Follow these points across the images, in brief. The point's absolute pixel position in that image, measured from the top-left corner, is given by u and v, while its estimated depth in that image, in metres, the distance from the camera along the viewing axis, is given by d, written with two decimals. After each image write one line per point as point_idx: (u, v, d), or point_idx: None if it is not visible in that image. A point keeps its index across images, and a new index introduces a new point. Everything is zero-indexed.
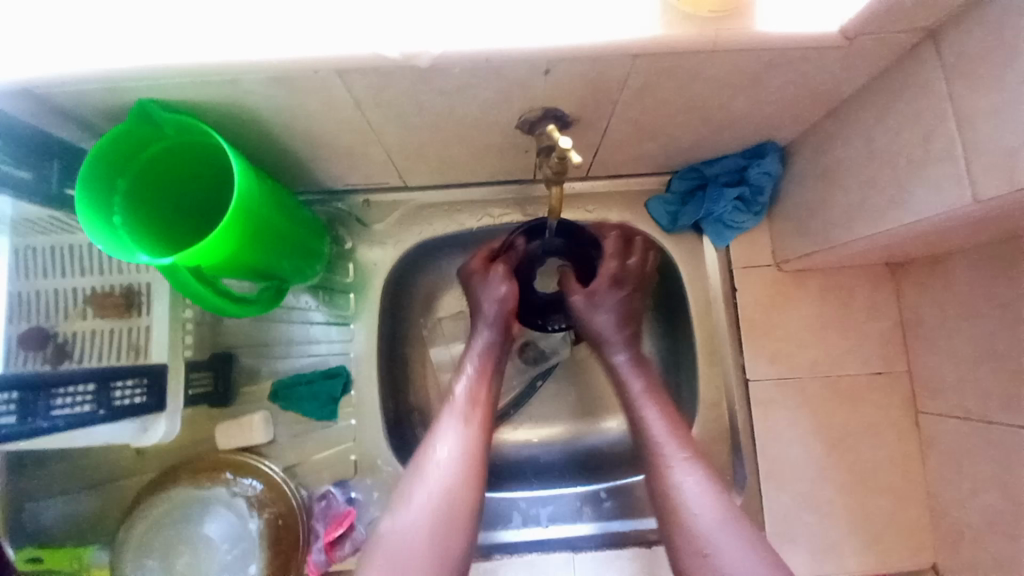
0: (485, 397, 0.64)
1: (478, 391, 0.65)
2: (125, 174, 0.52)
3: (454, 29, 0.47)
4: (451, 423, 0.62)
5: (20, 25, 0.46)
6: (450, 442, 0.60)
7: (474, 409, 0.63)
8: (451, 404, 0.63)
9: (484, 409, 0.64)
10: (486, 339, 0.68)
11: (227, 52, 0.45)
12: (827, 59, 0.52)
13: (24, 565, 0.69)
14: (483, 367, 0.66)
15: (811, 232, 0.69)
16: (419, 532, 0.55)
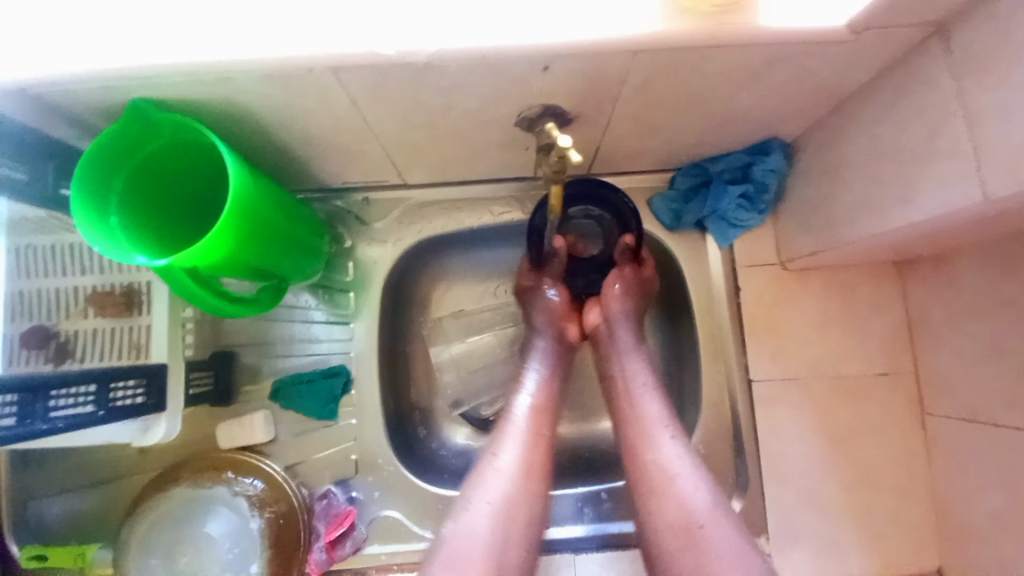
0: (547, 407, 0.65)
1: (541, 403, 0.65)
2: (121, 174, 0.52)
3: (451, 25, 0.46)
4: (512, 430, 0.62)
5: (13, 25, 0.46)
6: (514, 450, 0.60)
7: (536, 417, 0.63)
8: (512, 413, 0.63)
9: (544, 417, 0.64)
10: (544, 349, 0.71)
11: (221, 50, 0.45)
12: (832, 54, 0.51)
13: (30, 563, 0.69)
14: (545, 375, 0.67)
15: (816, 230, 0.68)
16: (488, 542, 0.54)
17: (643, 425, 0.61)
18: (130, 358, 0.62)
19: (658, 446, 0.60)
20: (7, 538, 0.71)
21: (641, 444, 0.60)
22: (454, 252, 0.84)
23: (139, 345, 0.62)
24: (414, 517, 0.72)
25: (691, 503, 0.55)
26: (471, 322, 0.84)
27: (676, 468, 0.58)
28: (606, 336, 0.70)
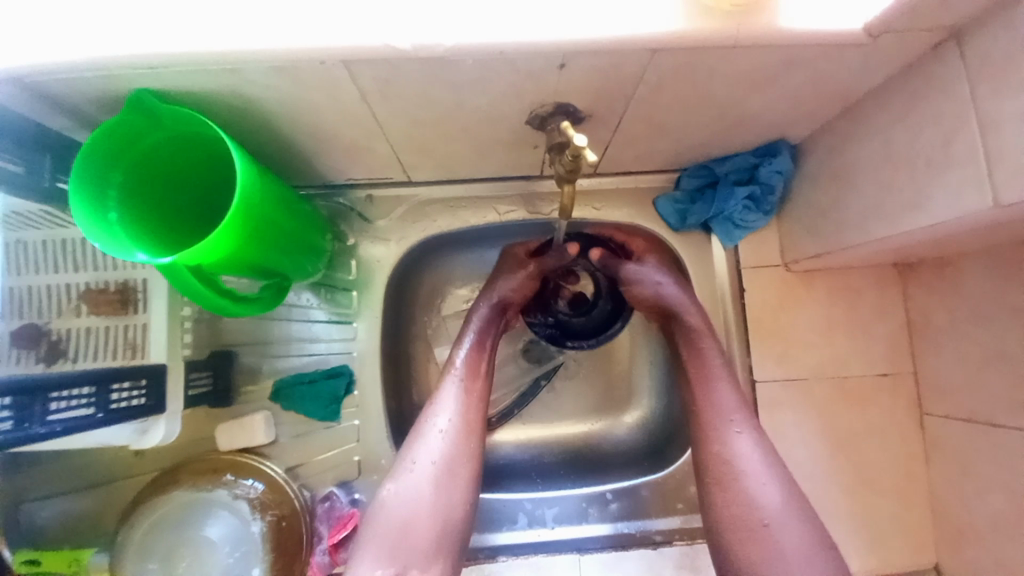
0: (481, 364, 0.65)
1: (475, 357, 0.65)
2: (119, 168, 0.50)
3: (467, 19, 0.45)
4: (449, 390, 0.62)
5: (7, 10, 0.44)
6: (449, 407, 0.61)
7: (469, 373, 0.64)
8: (451, 372, 0.64)
9: (478, 373, 0.65)
10: (484, 315, 0.69)
11: (228, 41, 0.43)
12: (848, 56, 0.51)
13: (20, 569, 0.67)
14: (478, 335, 0.67)
15: (823, 232, 0.68)
16: (421, 496, 0.57)
17: (713, 417, 0.63)
18: (125, 358, 0.60)
19: (729, 440, 0.61)
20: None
21: (712, 434, 0.62)
22: (456, 250, 0.82)
23: (134, 344, 0.60)
24: None
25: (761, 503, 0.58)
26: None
27: (742, 466, 0.60)
28: (676, 325, 0.69)
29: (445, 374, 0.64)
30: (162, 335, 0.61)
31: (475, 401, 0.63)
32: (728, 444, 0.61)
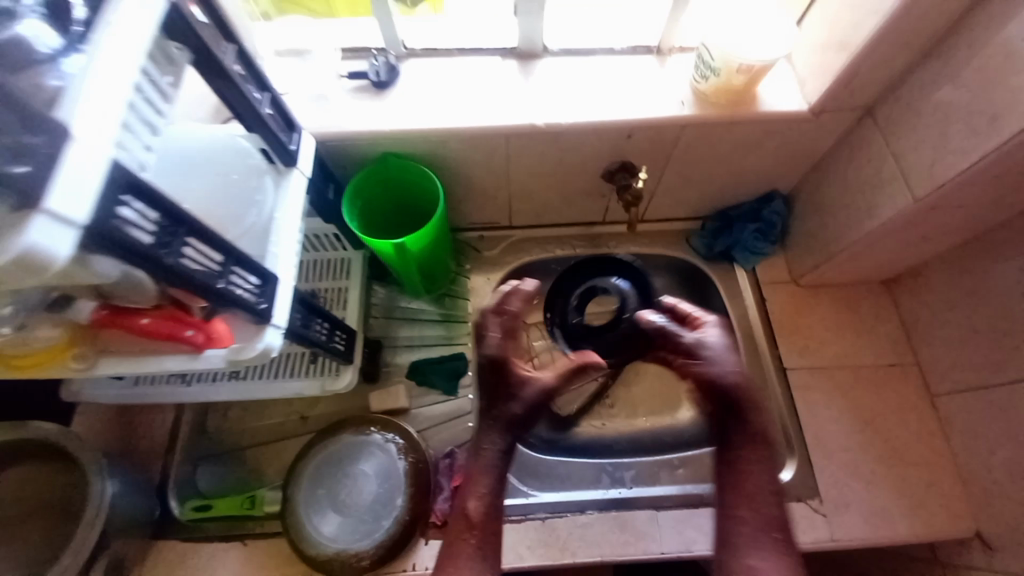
0: (489, 514, 0.73)
1: (484, 507, 0.73)
2: (360, 196, 0.82)
3: (578, 111, 0.79)
4: (473, 552, 0.71)
5: (320, 107, 0.78)
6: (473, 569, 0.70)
7: (487, 531, 0.73)
8: (472, 531, 0.72)
9: (495, 531, 0.74)
10: (494, 455, 0.76)
11: (448, 124, 0.77)
12: (807, 126, 0.82)
13: (190, 513, 0.85)
14: (490, 488, 0.74)
15: (817, 249, 0.94)
16: None
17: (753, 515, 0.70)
18: (306, 356, 0.88)
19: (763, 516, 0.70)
20: (169, 495, 0.86)
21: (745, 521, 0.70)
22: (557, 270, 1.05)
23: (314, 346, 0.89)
24: (519, 478, 0.90)
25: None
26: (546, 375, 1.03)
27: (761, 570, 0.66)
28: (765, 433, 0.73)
29: (461, 538, 0.72)
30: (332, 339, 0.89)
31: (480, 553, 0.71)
32: (758, 549, 0.67)
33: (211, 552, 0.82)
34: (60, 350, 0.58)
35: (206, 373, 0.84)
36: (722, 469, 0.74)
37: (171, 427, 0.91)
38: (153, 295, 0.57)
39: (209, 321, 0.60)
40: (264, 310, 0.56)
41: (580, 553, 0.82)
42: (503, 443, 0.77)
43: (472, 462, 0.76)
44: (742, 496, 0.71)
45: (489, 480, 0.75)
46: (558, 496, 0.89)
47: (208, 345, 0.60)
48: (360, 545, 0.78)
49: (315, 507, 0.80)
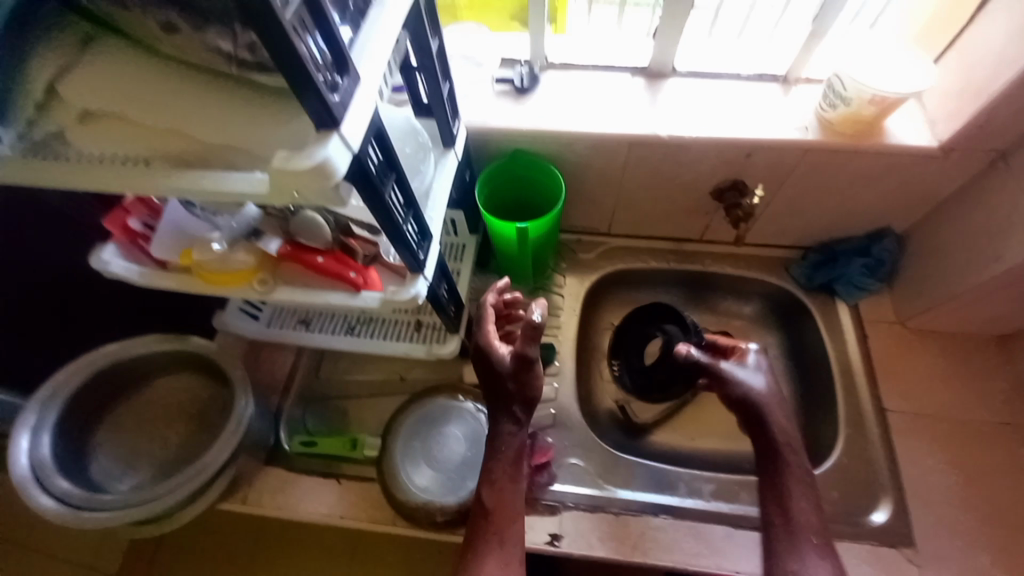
0: (507, 503, 0.72)
1: (502, 496, 0.73)
2: (489, 184, 0.92)
3: (700, 127, 0.85)
4: (492, 545, 0.69)
5: (469, 104, 0.90)
6: (503, 565, 0.68)
7: (504, 521, 0.70)
8: (492, 524, 0.70)
9: (513, 519, 0.71)
10: (510, 440, 0.75)
11: (577, 128, 0.86)
12: (932, 163, 0.83)
13: (296, 447, 0.93)
14: (506, 475, 0.73)
15: (930, 290, 0.91)
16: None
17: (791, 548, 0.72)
18: (411, 324, 0.96)
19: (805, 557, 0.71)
20: (280, 428, 0.96)
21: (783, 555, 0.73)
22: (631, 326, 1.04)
23: (418, 316, 0.97)
24: (595, 470, 0.92)
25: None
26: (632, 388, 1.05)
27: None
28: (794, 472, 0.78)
29: (483, 534, 0.70)
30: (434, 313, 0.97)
31: (505, 543, 0.69)
32: (803, 560, 0.71)
33: (309, 484, 0.90)
34: (246, 274, 0.69)
35: (328, 325, 0.97)
36: (760, 473, 0.79)
37: (289, 368, 1.02)
38: (329, 239, 0.71)
39: (367, 268, 0.71)
40: (420, 261, 0.65)
41: (650, 554, 0.83)
42: (519, 422, 0.76)
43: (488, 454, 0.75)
44: (777, 511, 0.76)
45: (500, 473, 0.74)
46: (633, 494, 0.89)
47: (365, 287, 0.70)
48: (444, 500, 0.84)
49: (409, 456, 0.88)
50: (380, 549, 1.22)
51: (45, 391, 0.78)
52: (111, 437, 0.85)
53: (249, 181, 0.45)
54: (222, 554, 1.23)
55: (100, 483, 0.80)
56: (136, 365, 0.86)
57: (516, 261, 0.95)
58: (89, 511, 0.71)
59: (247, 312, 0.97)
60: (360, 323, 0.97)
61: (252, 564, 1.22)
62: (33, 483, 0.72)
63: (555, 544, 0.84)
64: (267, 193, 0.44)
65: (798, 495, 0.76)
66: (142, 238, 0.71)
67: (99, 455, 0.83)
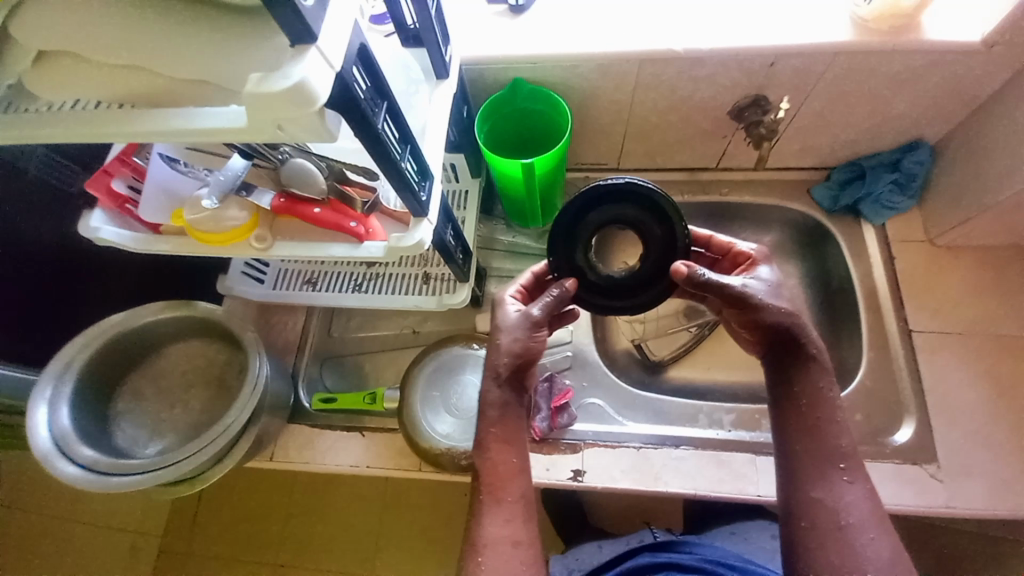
0: (498, 468, 0.66)
1: (494, 461, 0.67)
2: (489, 120, 0.85)
3: (717, 36, 0.77)
4: (487, 502, 0.65)
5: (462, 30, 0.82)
6: (505, 521, 0.65)
7: (498, 481, 0.66)
8: (484, 486, 0.66)
9: (509, 478, 0.66)
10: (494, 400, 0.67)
11: (581, 49, 0.78)
12: (976, 59, 0.75)
13: (316, 404, 0.92)
14: (498, 437, 0.67)
15: (965, 202, 0.86)
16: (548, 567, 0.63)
17: (812, 470, 0.62)
18: (419, 276, 0.94)
19: (835, 483, 0.61)
20: (299, 387, 0.97)
21: (810, 483, 0.62)
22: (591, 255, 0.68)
23: (425, 268, 0.94)
24: (615, 407, 0.92)
25: (865, 553, 0.57)
26: (649, 328, 1.03)
27: (845, 517, 0.59)
28: (802, 378, 0.64)
29: (480, 495, 0.66)
30: (442, 264, 0.94)
31: (503, 501, 0.65)
32: (831, 488, 0.61)
33: (333, 438, 0.91)
34: (244, 231, 0.65)
35: (335, 283, 0.95)
36: (782, 403, 0.65)
37: (302, 328, 1.01)
38: (324, 187, 0.67)
39: (367, 217, 0.67)
40: (423, 204, 0.61)
41: (672, 484, 0.84)
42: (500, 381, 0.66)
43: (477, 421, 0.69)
44: (806, 433, 0.63)
45: (489, 440, 0.67)
46: (654, 428, 0.89)
47: (368, 237, 0.66)
48: (466, 445, 0.85)
49: (430, 405, 0.88)
50: (410, 494, 1.27)
51: (59, 362, 0.77)
52: (132, 405, 0.86)
53: (221, 116, 0.40)
54: (260, 505, 1.29)
55: (126, 448, 0.82)
56: (147, 332, 0.85)
57: (523, 202, 0.90)
58: (117, 477, 0.72)
59: (251, 275, 0.96)
60: (367, 279, 0.95)
61: (291, 513, 1.28)
62: (55, 454, 0.72)
63: (578, 479, 0.85)
64: (246, 129, 0.40)
65: (834, 417, 0.63)
66: (129, 202, 0.67)
67: (122, 424, 0.84)
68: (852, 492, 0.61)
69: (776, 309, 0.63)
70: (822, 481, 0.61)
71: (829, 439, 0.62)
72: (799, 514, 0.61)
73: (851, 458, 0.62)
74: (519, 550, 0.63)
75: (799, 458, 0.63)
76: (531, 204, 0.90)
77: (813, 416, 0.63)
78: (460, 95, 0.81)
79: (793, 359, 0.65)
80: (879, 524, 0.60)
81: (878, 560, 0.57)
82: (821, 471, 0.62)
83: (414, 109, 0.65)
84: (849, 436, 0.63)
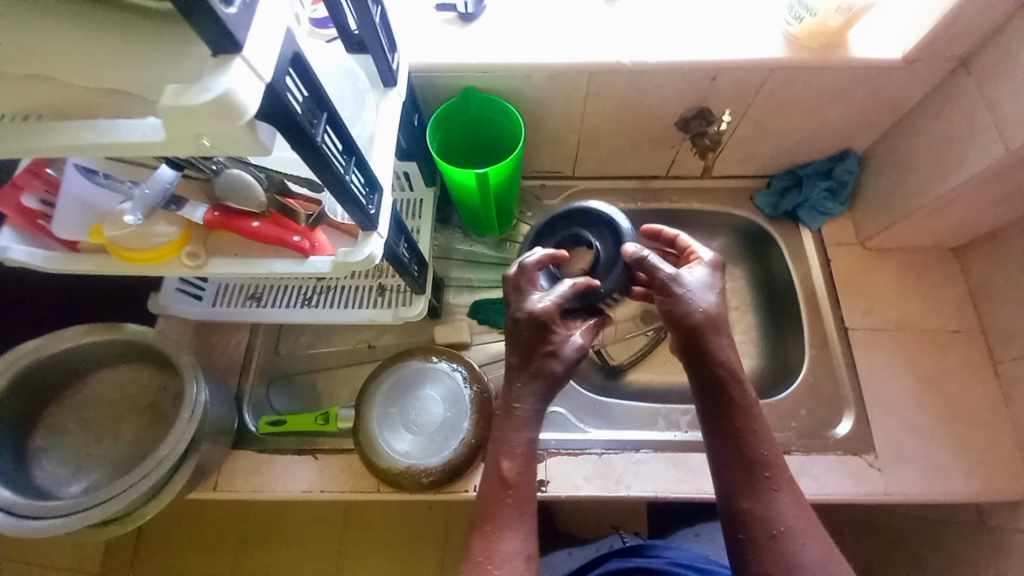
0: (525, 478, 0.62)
1: (525, 470, 0.63)
2: (441, 128, 0.84)
3: (663, 49, 0.79)
4: (510, 516, 0.61)
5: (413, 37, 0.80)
6: (522, 536, 0.60)
7: (522, 493, 0.62)
8: (512, 500, 0.61)
9: (529, 489, 0.62)
10: (532, 408, 0.63)
11: (533, 58, 0.78)
12: (895, 75, 0.81)
13: (264, 429, 0.88)
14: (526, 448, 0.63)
15: (890, 208, 0.93)
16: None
17: (749, 481, 0.60)
18: (373, 289, 0.90)
19: (768, 494, 0.59)
20: (245, 410, 0.91)
21: (747, 493, 0.59)
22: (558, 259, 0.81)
23: (379, 280, 0.91)
24: (577, 415, 0.93)
25: (801, 562, 0.55)
26: (608, 333, 1.05)
27: (777, 526, 0.58)
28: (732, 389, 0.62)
29: (500, 507, 0.62)
30: (397, 275, 0.91)
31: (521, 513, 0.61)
32: (761, 500, 0.59)
33: (284, 462, 0.86)
34: (173, 248, 0.61)
35: (282, 299, 0.90)
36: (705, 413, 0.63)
37: (248, 347, 0.95)
38: (264, 201, 0.63)
39: (312, 230, 0.64)
40: (371, 217, 0.58)
41: (634, 487, 0.85)
42: (542, 393, 0.64)
43: (512, 428, 0.63)
44: (735, 445, 0.61)
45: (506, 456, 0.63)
46: (611, 434, 0.90)
47: (313, 252, 0.63)
48: (425, 463, 0.82)
49: (387, 424, 0.85)
50: (371, 515, 1.22)
51: None
52: (55, 439, 0.78)
53: (140, 129, 0.37)
54: (206, 539, 1.20)
55: (50, 487, 0.75)
56: (69, 359, 0.77)
57: (480, 211, 0.89)
58: (37, 521, 0.66)
59: (188, 292, 0.89)
60: (317, 293, 0.90)
61: (241, 544, 1.20)
62: None
63: (542, 489, 0.85)
64: (166, 142, 0.36)
65: (755, 423, 0.61)
66: (41, 217, 0.61)
67: (43, 461, 0.76)
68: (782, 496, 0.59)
69: (695, 307, 0.62)
70: (765, 492, 0.59)
71: (748, 450, 0.60)
72: (735, 526, 0.59)
73: (783, 463, 0.61)
74: (531, 565, 0.59)
75: (727, 470, 0.61)
76: (487, 213, 0.89)
77: (736, 425, 0.61)
78: (410, 102, 0.79)
79: (708, 375, 0.62)
80: (810, 528, 0.58)
81: (811, 566, 0.55)
82: (751, 483, 0.60)
83: (361, 117, 0.63)
84: (767, 443, 0.61)
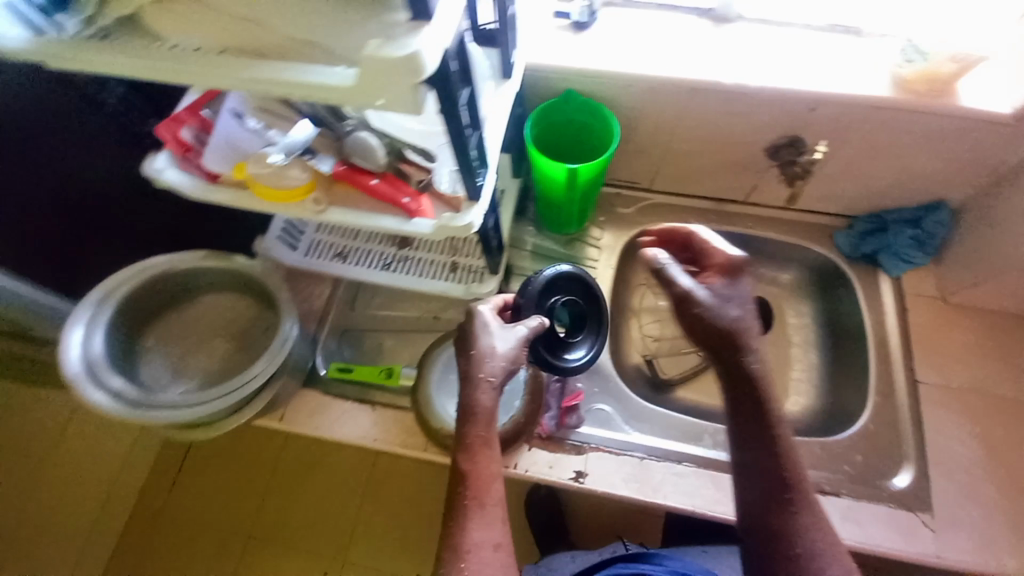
0: (483, 475, 0.64)
1: (480, 467, 0.65)
2: (538, 124, 0.90)
3: (765, 75, 0.82)
4: (471, 508, 0.63)
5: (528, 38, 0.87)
6: (487, 522, 0.63)
7: (481, 485, 0.64)
8: (468, 494, 0.63)
9: (492, 480, 0.64)
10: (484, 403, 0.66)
11: (637, 69, 0.83)
12: (1003, 130, 0.79)
13: (333, 372, 0.95)
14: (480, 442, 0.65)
15: (979, 265, 0.89)
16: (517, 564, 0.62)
17: (777, 502, 0.63)
18: (447, 265, 0.97)
19: (793, 517, 0.62)
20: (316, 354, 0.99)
21: (773, 517, 0.63)
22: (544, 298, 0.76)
23: (454, 257, 0.97)
24: (622, 416, 0.94)
25: None
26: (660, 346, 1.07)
27: (796, 548, 0.61)
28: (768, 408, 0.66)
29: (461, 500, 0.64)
30: (471, 256, 0.97)
31: (480, 507, 0.63)
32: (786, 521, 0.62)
33: (342, 409, 0.92)
34: (301, 192, 0.69)
35: (366, 260, 0.98)
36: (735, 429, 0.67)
37: (328, 299, 1.04)
38: (384, 162, 0.70)
39: (419, 194, 0.70)
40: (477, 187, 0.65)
41: (670, 497, 0.85)
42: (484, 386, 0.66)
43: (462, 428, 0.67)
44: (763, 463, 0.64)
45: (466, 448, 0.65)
46: (655, 441, 0.91)
47: (417, 214, 0.69)
48: None
49: (445, 387, 0.91)
50: (397, 483, 1.28)
51: (101, 293, 0.80)
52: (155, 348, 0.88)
53: (330, 74, 0.44)
54: (244, 476, 1.29)
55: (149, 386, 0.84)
56: (185, 278, 0.87)
57: (562, 205, 0.94)
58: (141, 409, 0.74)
59: (287, 241, 0.99)
60: (396, 261, 0.98)
61: (275, 486, 1.28)
62: (88, 379, 0.75)
63: (579, 481, 0.86)
64: (349, 87, 0.43)
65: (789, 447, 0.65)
66: (194, 150, 0.70)
67: (147, 363, 0.86)
68: (812, 526, 0.62)
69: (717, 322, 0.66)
70: (790, 514, 0.63)
71: (780, 471, 0.64)
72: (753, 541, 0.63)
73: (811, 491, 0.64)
74: (500, 552, 0.61)
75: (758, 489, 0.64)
76: (568, 206, 0.94)
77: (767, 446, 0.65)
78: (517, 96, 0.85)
79: (743, 394, 0.66)
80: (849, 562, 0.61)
81: None
82: (780, 508, 0.63)
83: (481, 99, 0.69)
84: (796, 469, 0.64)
